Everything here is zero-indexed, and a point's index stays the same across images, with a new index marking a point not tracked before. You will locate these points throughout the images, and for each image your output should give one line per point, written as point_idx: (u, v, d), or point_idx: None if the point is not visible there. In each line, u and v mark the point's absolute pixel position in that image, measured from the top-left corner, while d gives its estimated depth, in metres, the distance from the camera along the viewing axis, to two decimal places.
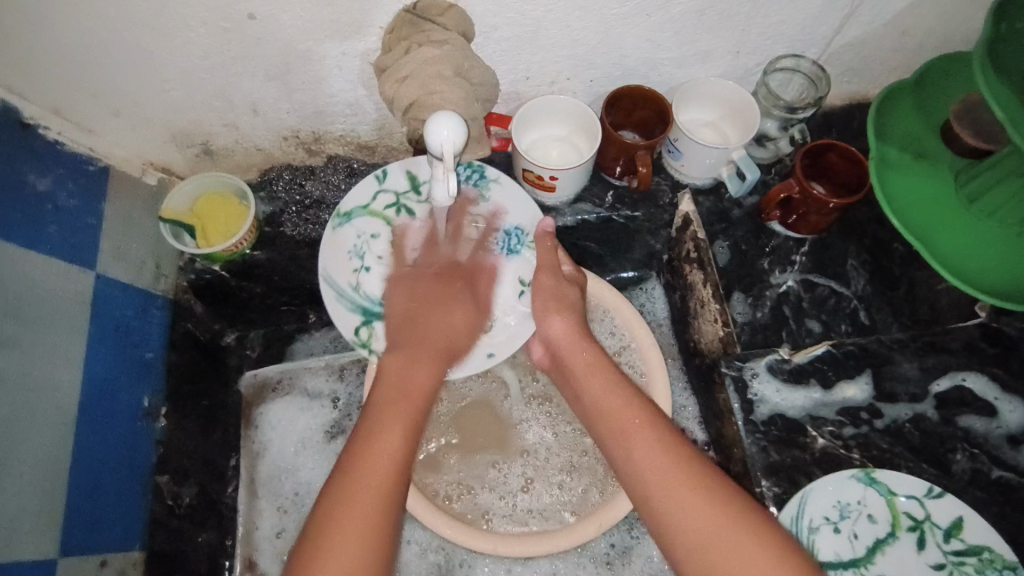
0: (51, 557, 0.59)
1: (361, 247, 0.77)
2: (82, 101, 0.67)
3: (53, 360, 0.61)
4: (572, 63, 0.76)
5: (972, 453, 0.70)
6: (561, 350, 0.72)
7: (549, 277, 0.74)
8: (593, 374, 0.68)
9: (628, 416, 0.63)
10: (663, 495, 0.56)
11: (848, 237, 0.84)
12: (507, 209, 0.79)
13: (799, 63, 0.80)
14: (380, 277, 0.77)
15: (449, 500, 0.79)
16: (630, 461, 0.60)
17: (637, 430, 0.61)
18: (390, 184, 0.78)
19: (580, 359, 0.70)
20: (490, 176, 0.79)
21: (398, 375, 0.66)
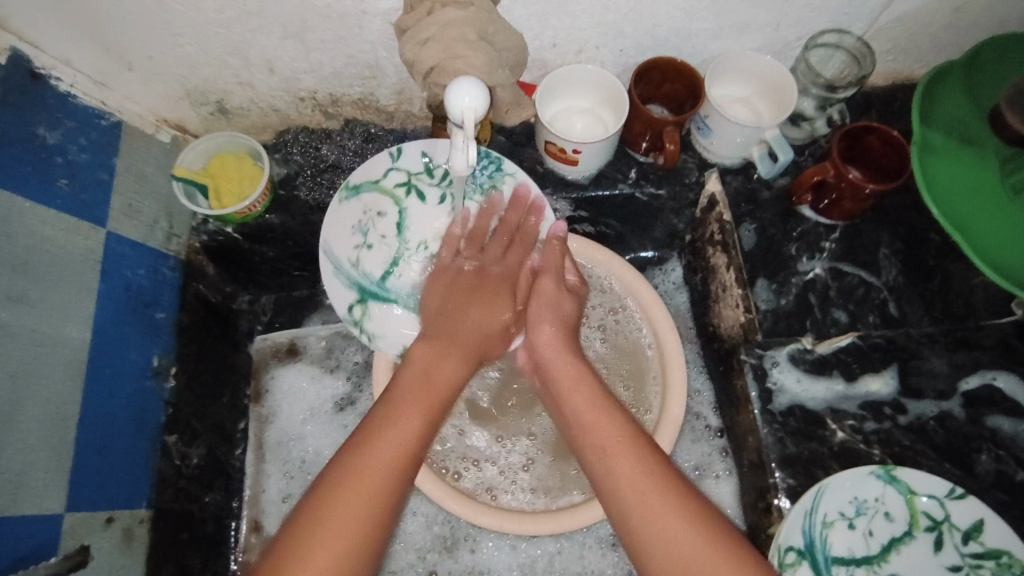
0: (59, 513, 0.59)
1: (366, 225, 0.76)
2: (94, 52, 0.65)
3: (63, 318, 0.61)
4: (601, 31, 0.73)
5: (998, 454, 0.68)
6: (547, 360, 0.69)
7: (554, 283, 0.71)
8: (577, 388, 0.65)
9: (607, 429, 0.60)
10: (640, 509, 0.54)
11: (881, 224, 0.80)
12: None
13: (842, 40, 0.75)
14: (382, 258, 0.77)
15: (456, 476, 0.78)
16: (609, 471, 0.57)
17: (617, 443, 0.59)
18: (403, 163, 0.76)
19: (563, 372, 0.67)
20: (506, 170, 0.76)
21: (425, 364, 0.64)
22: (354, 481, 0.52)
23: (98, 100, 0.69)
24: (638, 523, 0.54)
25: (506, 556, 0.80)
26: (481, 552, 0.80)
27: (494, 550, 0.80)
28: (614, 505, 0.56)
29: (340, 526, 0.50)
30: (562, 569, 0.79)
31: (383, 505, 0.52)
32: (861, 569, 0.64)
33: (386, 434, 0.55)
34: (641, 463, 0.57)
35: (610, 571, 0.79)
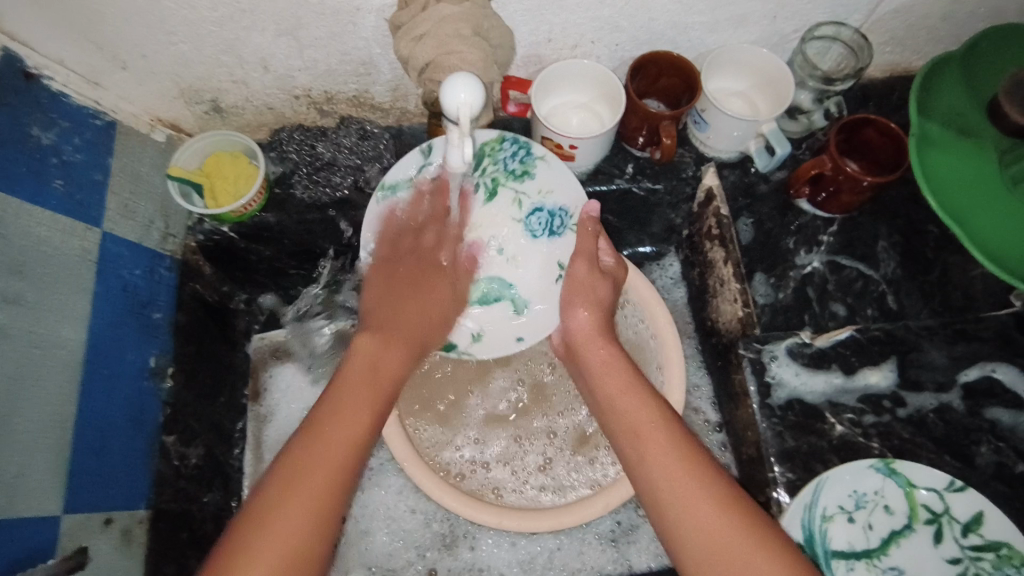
0: (57, 514, 0.59)
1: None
2: (87, 52, 0.65)
3: (59, 320, 0.61)
4: (597, 25, 0.72)
5: (997, 446, 0.68)
6: (581, 346, 0.70)
7: (585, 267, 0.71)
8: (613, 372, 0.66)
9: (640, 415, 0.61)
10: (674, 494, 0.54)
11: (879, 217, 0.80)
12: (553, 190, 0.76)
13: (840, 32, 0.75)
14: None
15: (460, 478, 0.79)
16: (642, 457, 0.58)
17: (650, 429, 0.59)
18: (437, 158, 0.73)
19: (598, 357, 0.68)
20: (536, 154, 0.76)
21: (372, 354, 0.64)
22: (309, 474, 0.52)
23: (92, 100, 0.68)
24: (671, 508, 0.54)
25: (506, 552, 0.80)
26: (481, 549, 0.80)
27: (494, 546, 0.80)
28: (648, 489, 0.56)
29: (284, 530, 0.49)
30: (562, 565, 0.79)
31: (336, 491, 0.53)
32: (861, 563, 0.63)
33: (338, 422, 0.56)
34: (675, 448, 0.57)
35: (609, 567, 0.79)
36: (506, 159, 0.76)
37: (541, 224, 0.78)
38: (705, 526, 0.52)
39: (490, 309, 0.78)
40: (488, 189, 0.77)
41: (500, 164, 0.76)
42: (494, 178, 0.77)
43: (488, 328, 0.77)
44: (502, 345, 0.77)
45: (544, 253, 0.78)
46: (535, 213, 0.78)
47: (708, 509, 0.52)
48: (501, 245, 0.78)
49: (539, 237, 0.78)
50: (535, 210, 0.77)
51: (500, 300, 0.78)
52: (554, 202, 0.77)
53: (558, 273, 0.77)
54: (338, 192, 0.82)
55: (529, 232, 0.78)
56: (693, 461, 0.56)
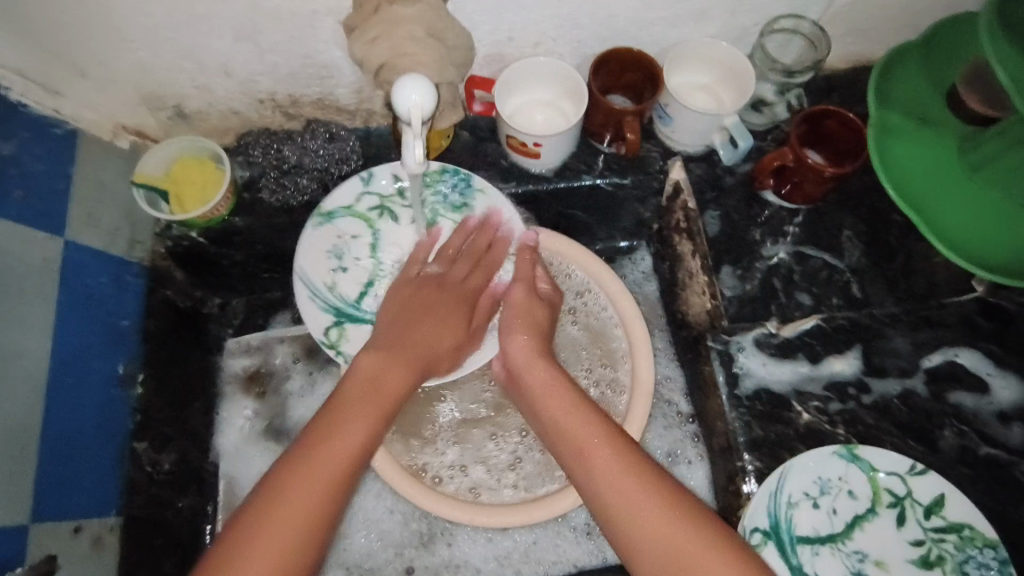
0: (24, 524, 0.59)
1: (340, 247, 0.76)
2: (45, 61, 0.65)
3: (22, 330, 0.61)
4: (557, 23, 0.73)
5: (961, 430, 0.69)
6: (519, 368, 0.69)
7: (524, 292, 0.73)
8: (551, 395, 0.66)
9: (586, 430, 0.61)
10: (621, 512, 0.54)
11: (843, 206, 0.81)
12: (492, 222, 0.77)
13: (798, 25, 0.76)
14: (359, 280, 0.76)
15: (438, 480, 0.78)
16: (588, 474, 0.58)
17: (592, 445, 0.59)
18: (376, 187, 0.77)
19: (541, 377, 0.68)
20: (476, 187, 0.77)
21: (368, 375, 0.63)
22: (303, 493, 0.52)
23: (51, 108, 0.68)
24: (625, 526, 0.54)
25: (482, 548, 0.80)
26: (458, 546, 0.80)
27: (470, 542, 0.80)
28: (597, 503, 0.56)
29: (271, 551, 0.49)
30: (539, 559, 0.79)
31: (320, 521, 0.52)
32: (827, 548, 0.64)
33: (323, 447, 0.55)
34: (619, 461, 0.57)
35: (585, 559, 0.79)
36: (445, 192, 0.78)
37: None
38: (669, 540, 0.52)
39: None
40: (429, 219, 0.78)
41: (439, 196, 0.78)
42: (433, 208, 0.78)
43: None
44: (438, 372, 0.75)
45: None
46: None
47: (664, 519, 0.53)
48: None
49: None
50: None
51: None
52: (495, 233, 0.77)
53: (502, 299, 0.76)
54: (306, 195, 0.81)
55: None
56: (644, 477, 0.56)
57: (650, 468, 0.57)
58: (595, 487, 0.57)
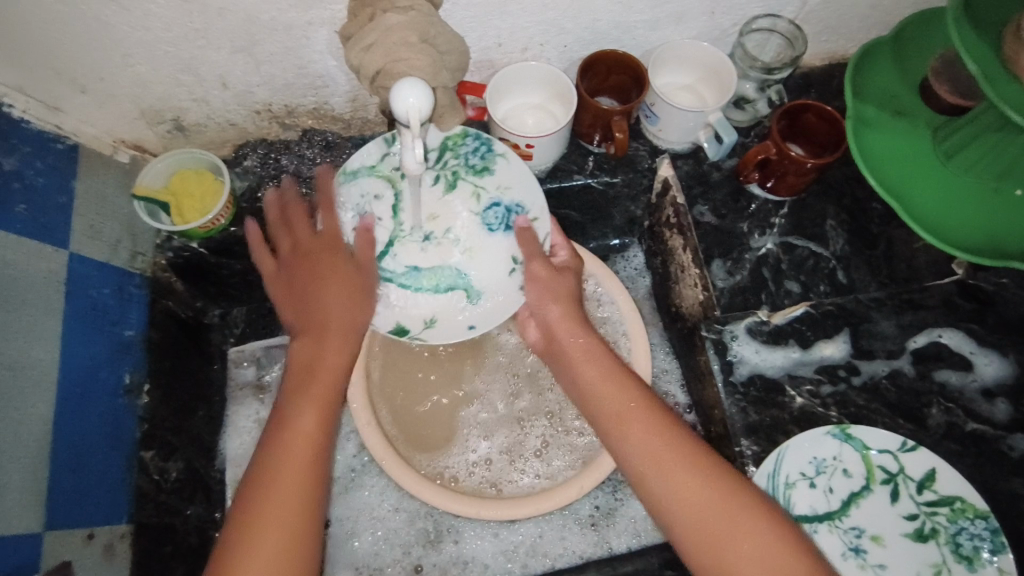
0: (39, 531, 0.60)
1: (361, 205, 0.76)
2: (46, 78, 0.66)
3: (32, 341, 0.62)
4: (543, 28, 0.75)
5: (948, 407, 0.71)
6: (559, 336, 0.70)
7: (543, 267, 0.73)
8: (587, 360, 0.67)
9: (623, 396, 0.63)
10: (658, 478, 0.57)
11: (826, 197, 0.84)
12: (510, 186, 0.77)
13: (775, 24, 0.79)
14: (380, 239, 0.76)
15: (456, 480, 0.79)
16: (624, 439, 0.60)
17: (629, 411, 0.61)
18: (399, 148, 0.75)
19: (576, 346, 0.69)
20: (497, 151, 0.76)
21: (305, 362, 0.63)
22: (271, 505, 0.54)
23: (52, 124, 0.70)
24: (665, 501, 0.56)
25: (489, 543, 0.81)
26: (465, 542, 0.81)
27: (477, 538, 0.81)
28: (632, 469, 0.59)
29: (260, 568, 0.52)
30: (545, 552, 0.81)
31: (305, 517, 0.55)
32: (825, 525, 0.66)
33: (281, 450, 0.57)
34: (656, 431, 0.59)
35: (590, 550, 0.81)
36: (467, 154, 0.77)
37: (497, 219, 0.77)
38: (704, 503, 0.55)
39: (445, 297, 0.77)
40: (449, 180, 0.77)
41: (462, 158, 0.77)
42: (454, 171, 0.77)
43: (441, 314, 0.78)
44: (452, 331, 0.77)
45: (500, 246, 0.77)
46: (492, 207, 0.77)
47: (701, 485, 0.56)
48: (457, 236, 0.77)
49: (495, 231, 0.77)
50: (491, 205, 0.77)
51: (455, 290, 0.77)
52: (512, 198, 0.77)
53: (513, 266, 0.76)
54: None
55: (486, 225, 0.77)
56: (688, 450, 0.58)
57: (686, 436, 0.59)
58: (634, 452, 0.59)
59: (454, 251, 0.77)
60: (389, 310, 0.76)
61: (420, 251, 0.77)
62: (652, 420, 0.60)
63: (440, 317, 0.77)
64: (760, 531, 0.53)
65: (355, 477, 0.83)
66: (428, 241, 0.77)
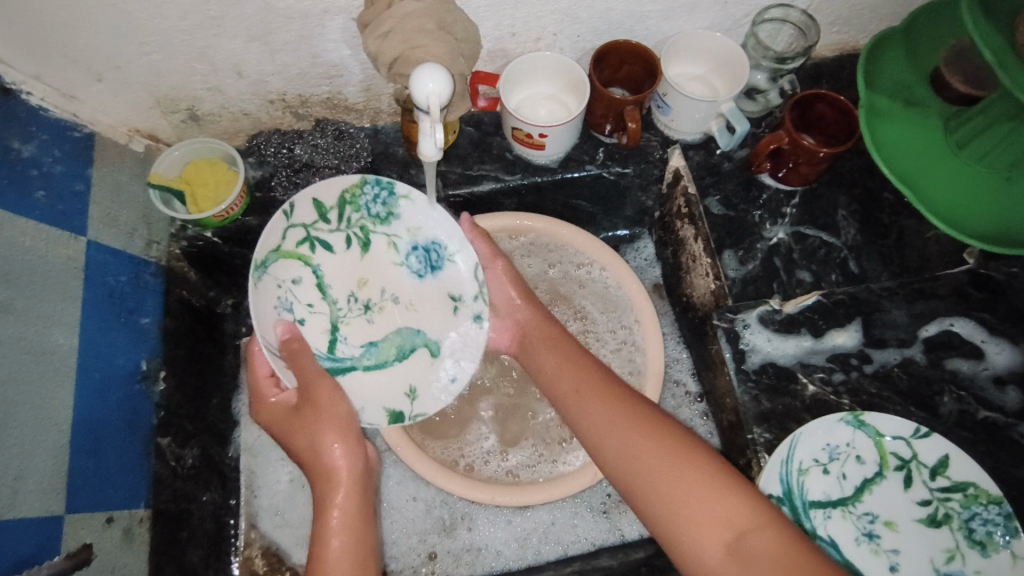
0: (59, 513, 0.61)
1: (286, 298, 0.71)
2: (61, 66, 0.66)
3: (51, 326, 0.62)
4: (557, 17, 0.75)
5: (959, 395, 0.72)
6: (530, 336, 0.76)
7: (501, 264, 0.78)
8: (553, 348, 0.73)
9: (579, 377, 0.69)
10: (615, 445, 0.62)
11: (838, 187, 0.84)
12: (422, 226, 0.74)
13: (788, 14, 0.79)
14: (322, 329, 0.73)
15: (469, 468, 0.79)
16: (585, 411, 0.66)
17: (592, 386, 0.67)
18: (299, 218, 0.70)
19: (544, 335, 0.75)
20: (400, 192, 0.72)
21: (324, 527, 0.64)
22: None
23: (69, 112, 0.70)
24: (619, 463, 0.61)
25: (502, 531, 0.82)
26: (478, 530, 0.82)
27: (490, 526, 0.82)
28: (594, 440, 0.64)
29: None
30: (557, 539, 0.81)
31: None
32: (839, 511, 0.67)
33: None
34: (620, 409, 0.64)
35: (603, 537, 0.81)
36: (367, 204, 0.73)
37: (421, 262, 0.75)
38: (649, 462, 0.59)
39: (411, 362, 0.75)
40: (361, 240, 0.74)
41: (364, 210, 0.73)
42: (361, 226, 0.74)
43: (417, 380, 0.75)
44: (437, 394, 0.75)
45: (435, 292, 0.76)
46: (413, 252, 0.75)
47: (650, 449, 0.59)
48: (394, 292, 0.76)
49: (425, 275, 0.76)
50: (412, 248, 0.75)
51: (416, 349, 0.75)
52: (427, 237, 0.75)
53: (456, 305, 0.76)
54: None
55: (413, 272, 0.75)
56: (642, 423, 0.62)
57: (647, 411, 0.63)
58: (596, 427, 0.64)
59: (399, 310, 0.75)
60: (368, 402, 0.73)
61: (366, 324, 0.75)
62: (606, 396, 0.66)
63: (417, 383, 0.75)
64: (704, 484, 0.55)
65: None
66: (369, 310, 0.75)
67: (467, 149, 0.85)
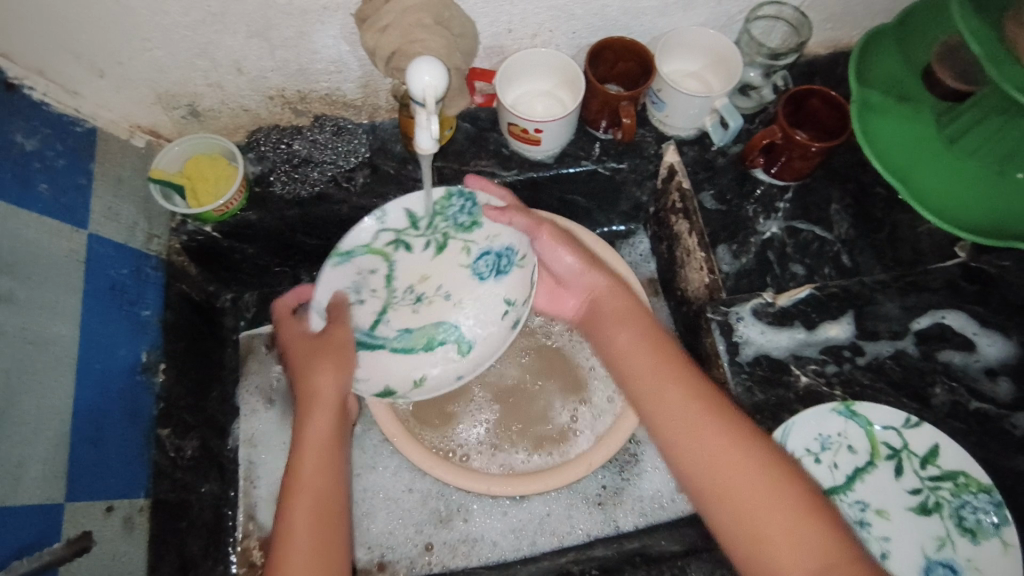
0: (59, 501, 0.61)
1: (359, 282, 0.78)
2: (65, 62, 0.68)
3: (53, 317, 0.63)
4: (553, 14, 0.76)
5: (951, 386, 0.72)
6: (595, 293, 0.75)
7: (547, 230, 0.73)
8: (622, 323, 0.71)
9: (633, 335, 0.70)
10: (660, 399, 0.65)
11: (831, 180, 0.85)
12: (498, 234, 0.78)
13: (781, 11, 0.80)
14: (372, 310, 0.78)
15: (463, 458, 0.80)
16: (634, 364, 0.68)
17: (655, 346, 0.69)
18: (390, 223, 0.78)
19: (606, 292, 0.74)
20: (481, 203, 0.77)
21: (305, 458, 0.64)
22: None
23: (71, 107, 0.72)
24: (663, 416, 0.64)
25: (498, 521, 0.82)
26: (474, 521, 0.82)
27: (486, 517, 0.82)
28: (637, 392, 0.67)
29: None
30: (552, 531, 0.82)
31: None
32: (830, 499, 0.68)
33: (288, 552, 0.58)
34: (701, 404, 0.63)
35: (598, 528, 0.82)
36: (455, 214, 0.78)
37: (488, 266, 0.79)
38: (692, 423, 0.62)
39: (435, 354, 0.78)
40: (437, 241, 0.79)
41: (450, 219, 0.78)
42: (444, 232, 0.79)
43: (431, 373, 0.77)
44: (445, 380, 0.76)
45: (491, 293, 0.79)
46: (483, 257, 0.79)
47: (697, 414, 0.62)
48: (449, 290, 0.79)
49: (486, 278, 0.79)
50: (481, 254, 0.79)
51: (447, 343, 0.78)
52: (501, 243, 0.78)
53: (505, 310, 0.78)
54: (316, 187, 0.83)
55: (476, 274, 0.79)
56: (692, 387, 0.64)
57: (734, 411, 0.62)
58: (644, 380, 0.67)
59: (446, 306, 0.79)
60: (375, 375, 0.76)
61: (413, 313, 0.79)
62: (660, 354, 0.68)
63: (430, 375, 0.77)
64: (742, 461, 0.59)
65: (366, 459, 0.85)
66: (420, 302, 0.79)
67: (464, 144, 0.86)
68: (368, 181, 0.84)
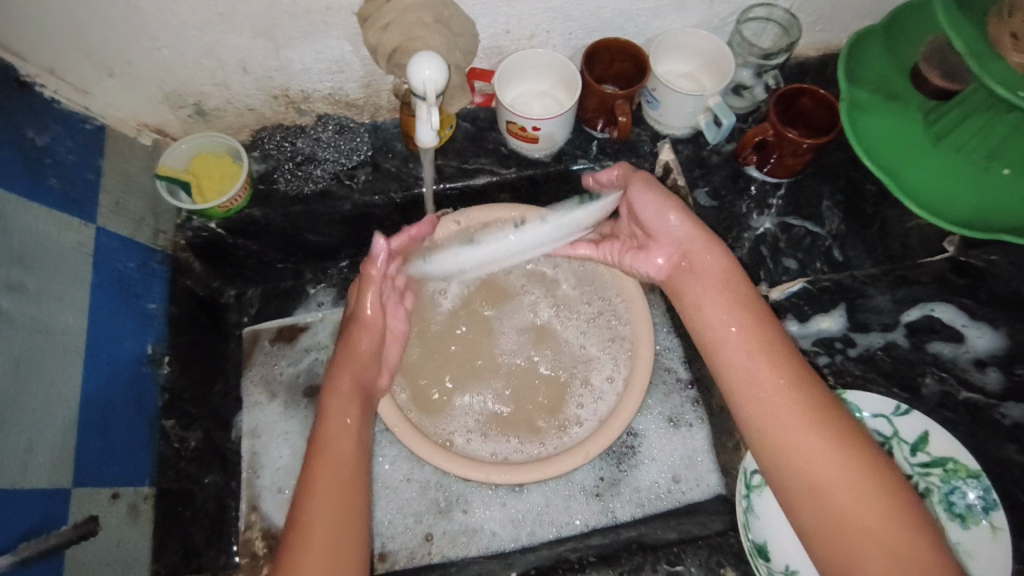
0: (66, 486, 0.63)
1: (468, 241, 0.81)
2: (75, 61, 0.70)
3: (63, 307, 0.65)
4: (550, 15, 0.78)
5: (941, 376, 0.75)
6: (691, 265, 0.73)
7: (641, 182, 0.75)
8: (722, 289, 0.70)
9: (725, 305, 0.69)
10: (744, 363, 0.65)
11: (822, 178, 0.86)
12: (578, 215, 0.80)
13: (772, 12, 0.82)
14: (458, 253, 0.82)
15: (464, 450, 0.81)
16: (717, 326, 0.69)
17: (754, 318, 0.67)
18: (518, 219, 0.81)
19: (703, 262, 0.72)
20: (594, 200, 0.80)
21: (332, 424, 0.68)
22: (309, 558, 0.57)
23: (80, 105, 0.73)
24: (741, 379, 0.64)
25: (497, 512, 0.83)
26: (473, 512, 0.83)
27: (485, 508, 0.83)
28: (718, 351, 0.68)
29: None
30: (550, 521, 0.83)
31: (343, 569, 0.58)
32: None
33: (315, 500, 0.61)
34: (812, 421, 0.60)
35: (597, 519, 0.83)
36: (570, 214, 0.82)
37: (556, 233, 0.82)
38: (771, 392, 0.62)
39: None
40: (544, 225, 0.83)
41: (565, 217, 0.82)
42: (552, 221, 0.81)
43: None
44: None
45: None
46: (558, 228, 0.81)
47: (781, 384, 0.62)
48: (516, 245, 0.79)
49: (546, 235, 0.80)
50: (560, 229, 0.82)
51: None
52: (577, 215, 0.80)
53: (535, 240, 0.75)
54: (319, 183, 0.85)
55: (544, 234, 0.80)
56: (781, 361, 0.63)
57: (848, 430, 0.59)
58: (727, 344, 0.67)
59: None
60: None
61: None
62: (755, 327, 0.66)
63: None
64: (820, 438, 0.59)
65: None
66: None
67: (463, 143, 0.88)
68: (370, 178, 0.86)
